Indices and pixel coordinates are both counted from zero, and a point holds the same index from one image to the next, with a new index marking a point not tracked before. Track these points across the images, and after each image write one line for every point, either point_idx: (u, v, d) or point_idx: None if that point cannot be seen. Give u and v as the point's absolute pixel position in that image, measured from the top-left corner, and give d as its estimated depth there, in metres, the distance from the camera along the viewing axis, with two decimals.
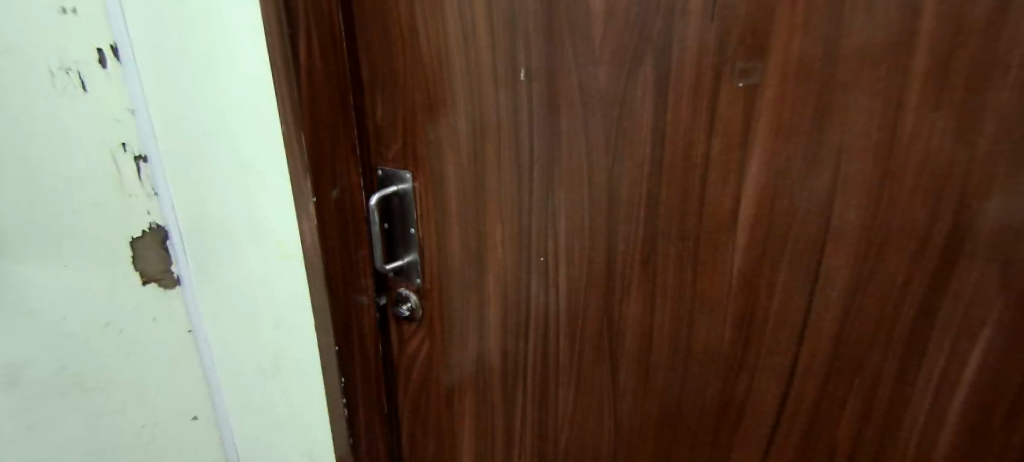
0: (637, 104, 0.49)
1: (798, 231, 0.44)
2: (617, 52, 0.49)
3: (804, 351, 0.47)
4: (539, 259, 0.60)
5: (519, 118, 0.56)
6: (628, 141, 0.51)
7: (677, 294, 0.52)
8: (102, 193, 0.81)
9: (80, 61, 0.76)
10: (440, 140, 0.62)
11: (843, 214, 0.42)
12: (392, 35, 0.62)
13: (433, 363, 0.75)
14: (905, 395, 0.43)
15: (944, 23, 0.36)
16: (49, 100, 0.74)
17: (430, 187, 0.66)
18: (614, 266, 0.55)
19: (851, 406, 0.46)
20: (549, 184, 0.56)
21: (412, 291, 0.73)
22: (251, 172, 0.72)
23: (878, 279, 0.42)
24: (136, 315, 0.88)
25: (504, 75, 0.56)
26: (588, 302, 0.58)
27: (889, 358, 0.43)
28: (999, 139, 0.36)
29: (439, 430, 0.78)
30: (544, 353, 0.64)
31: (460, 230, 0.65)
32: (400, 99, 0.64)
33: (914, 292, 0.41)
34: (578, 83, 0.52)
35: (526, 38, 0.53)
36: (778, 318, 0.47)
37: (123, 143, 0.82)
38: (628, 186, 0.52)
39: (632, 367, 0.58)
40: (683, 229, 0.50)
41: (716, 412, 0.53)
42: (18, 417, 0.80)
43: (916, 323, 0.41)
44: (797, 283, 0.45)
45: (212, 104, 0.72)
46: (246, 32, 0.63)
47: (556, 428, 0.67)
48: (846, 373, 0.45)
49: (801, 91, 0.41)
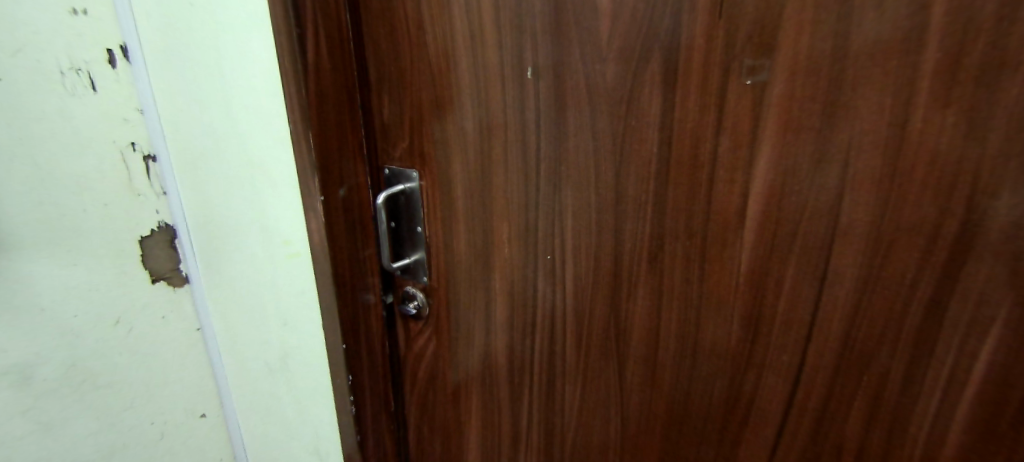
0: (644, 101, 0.49)
1: (805, 228, 0.44)
2: (624, 51, 0.49)
3: (812, 349, 0.46)
4: (546, 257, 0.60)
5: (525, 117, 0.56)
6: (635, 139, 0.51)
7: (684, 293, 0.52)
8: (112, 192, 0.82)
9: (90, 61, 0.76)
10: (447, 138, 0.63)
11: (852, 211, 0.42)
12: (399, 34, 0.62)
13: (440, 361, 0.75)
14: (914, 392, 0.43)
15: (955, 20, 0.36)
16: (59, 100, 0.75)
17: (437, 185, 0.66)
18: (621, 264, 0.55)
19: (859, 404, 0.46)
20: (555, 181, 0.56)
21: (418, 289, 0.73)
22: (258, 170, 0.73)
23: (886, 277, 0.42)
24: (145, 312, 0.89)
25: (511, 73, 0.56)
26: (594, 300, 0.59)
27: (897, 356, 0.43)
28: (1009, 136, 0.35)
29: (445, 427, 0.78)
30: (551, 351, 0.64)
31: (467, 227, 0.65)
32: (406, 97, 0.64)
33: (924, 290, 0.40)
34: (585, 81, 0.52)
35: (533, 36, 0.53)
36: (785, 316, 0.47)
37: (133, 142, 0.82)
38: (635, 185, 0.52)
39: (638, 364, 0.58)
40: (690, 227, 0.50)
41: (723, 410, 0.53)
42: (30, 414, 0.81)
43: (925, 321, 0.41)
44: (805, 281, 0.45)
45: (218, 102, 0.73)
46: (254, 32, 0.64)
47: (562, 426, 0.67)
48: (854, 372, 0.45)
49: (810, 88, 0.41)
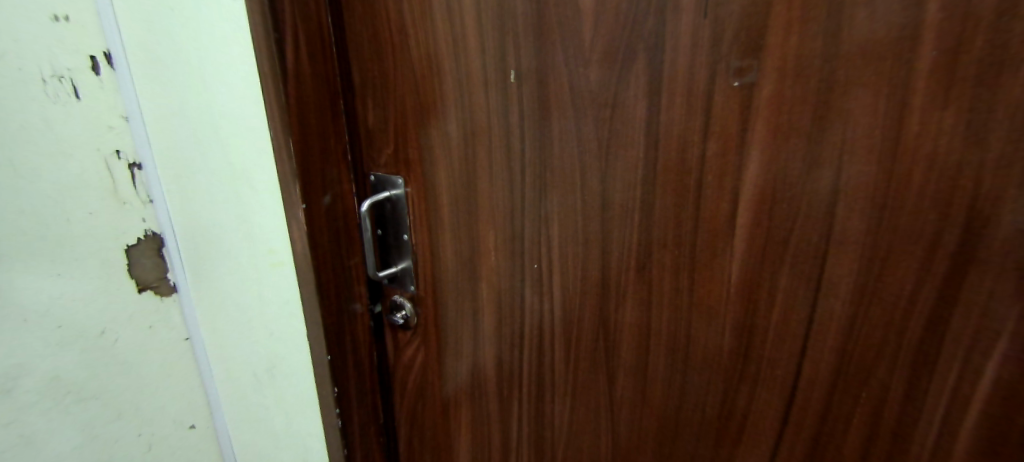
0: (629, 105, 0.47)
1: (798, 236, 0.42)
2: (607, 53, 0.47)
3: (808, 363, 0.44)
4: (533, 266, 0.58)
5: (509, 122, 0.54)
6: (621, 144, 0.49)
7: (674, 305, 0.50)
8: (96, 201, 0.80)
9: (73, 68, 0.75)
10: (432, 144, 0.61)
11: (847, 219, 0.40)
12: (381, 36, 0.60)
13: (428, 371, 0.73)
14: (915, 410, 0.41)
15: (950, 16, 0.33)
16: (40, 108, 0.74)
17: (423, 192, 0.64)
18: (608, 274, 0.53)
19: (857, 422, 0.43)
20: (542, 188, 0.55)
21: (406, 298, 0.71)
22: (242, 178, 0.71)
23: (885, 287, 0.39)
24: (132, 322, 0.87)
25: (494, 76, 0.54)
26: (583, 311, 0.56)
27: (897, 370, 0.40)
28: (1012, 139, 0.33)
29: (436, 440, 0.76)
30: (540, 363, 0.62)
31: (453, 236, 0.63)
32: (390, 101, 0.62)
33: (924, 302, 0.38)
34: (568, 85, 0.50)
35: (516, 38, 0.51)
36: (778, 328, 0.45)
37: (118, 150, 0.81)
38: (622, 191, 0.50)
39: (629, 377, 0.56)
40: (678, 236, 0.48)
41: (716, 427, 0.51)
42: (12, 427, 0.79)
43: (925, 336, 0.39)
44: (799, 292, 0.43)
45: (201, 110, 0.72)
46: (235, 38, 0.63)
47: (553, 441, 0.65)
48: (852, 387, 0.43)
49: (800, 91, 0.39)
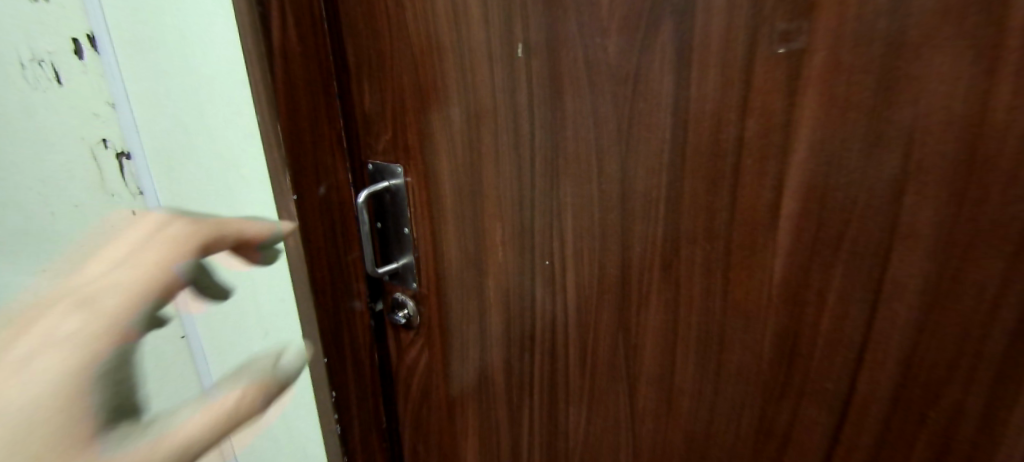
0: (653, 80, 0.41)
1: (854, 230, 0.36)
2: (627, 20, 0.41)
3: (863, 375, 0.38)
4: (544, 263, 0.53)
5: (517, 102, 0.49)
6: (643, 125, 0.43)
7: (705, 307, 0.44)
8: (82, 193, 0.77)
9: (54, 52, 0.70)
10: (432, 128, 0.55)
11: (917, 210, 0.33)
12: (375, 9, 0.54)
13: (433, 374, 0.68)
14: (995, 436, 0.34)
15: None
16: (20, 94, 0.70)
17: (424, 181, 0.58)
18: (629, 273, 0.48)
19: (921, 445, 0.37)
20: (553, 176, 0.49)
21: (408, 296, 0.66)
22: (232, 168, 0.67)
23: (961, 290, 0.33)
24: None
25: (500, 51, 0.48)
26: (601, 312, 0.51)
27: (973, 388, 0.34)
28: None
29: (441, 447, 0.71)
30: (553, 369, 0.57)
31: (457, 229, 0.58)
32: (387, 82, 0.57)
33: (1010, 309, 0.32)
34: (583, 58, 0.44)
35: (523, 6, 0.45)
36: (828, 336, 0.39)
37: (105, 139, 0.76)
38: (644, 178, 0.44)
39: (651, 386, 0.50)
40: (710, 230, 0.42)
41: (752, 446, 0.45)
42: None
43: (1010, 349, 0.32)
44: (854, 295, 0.37)
45: (188, 95, 0.67)
46: (218, 14, 0.57)
47: (567, 452, 0.60)
48: (915, 405, 0.37)
49: (861, 58, 0.33)
